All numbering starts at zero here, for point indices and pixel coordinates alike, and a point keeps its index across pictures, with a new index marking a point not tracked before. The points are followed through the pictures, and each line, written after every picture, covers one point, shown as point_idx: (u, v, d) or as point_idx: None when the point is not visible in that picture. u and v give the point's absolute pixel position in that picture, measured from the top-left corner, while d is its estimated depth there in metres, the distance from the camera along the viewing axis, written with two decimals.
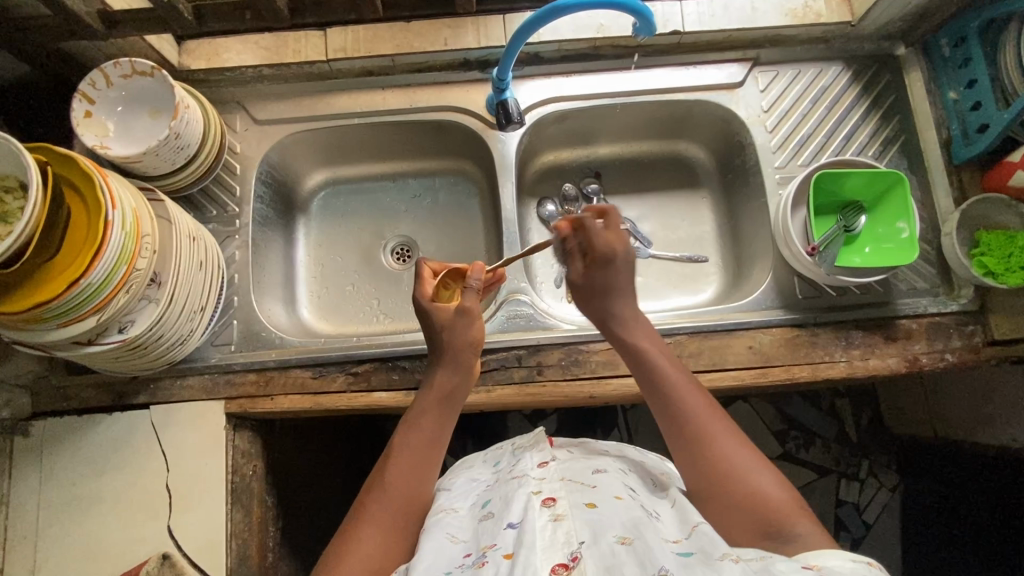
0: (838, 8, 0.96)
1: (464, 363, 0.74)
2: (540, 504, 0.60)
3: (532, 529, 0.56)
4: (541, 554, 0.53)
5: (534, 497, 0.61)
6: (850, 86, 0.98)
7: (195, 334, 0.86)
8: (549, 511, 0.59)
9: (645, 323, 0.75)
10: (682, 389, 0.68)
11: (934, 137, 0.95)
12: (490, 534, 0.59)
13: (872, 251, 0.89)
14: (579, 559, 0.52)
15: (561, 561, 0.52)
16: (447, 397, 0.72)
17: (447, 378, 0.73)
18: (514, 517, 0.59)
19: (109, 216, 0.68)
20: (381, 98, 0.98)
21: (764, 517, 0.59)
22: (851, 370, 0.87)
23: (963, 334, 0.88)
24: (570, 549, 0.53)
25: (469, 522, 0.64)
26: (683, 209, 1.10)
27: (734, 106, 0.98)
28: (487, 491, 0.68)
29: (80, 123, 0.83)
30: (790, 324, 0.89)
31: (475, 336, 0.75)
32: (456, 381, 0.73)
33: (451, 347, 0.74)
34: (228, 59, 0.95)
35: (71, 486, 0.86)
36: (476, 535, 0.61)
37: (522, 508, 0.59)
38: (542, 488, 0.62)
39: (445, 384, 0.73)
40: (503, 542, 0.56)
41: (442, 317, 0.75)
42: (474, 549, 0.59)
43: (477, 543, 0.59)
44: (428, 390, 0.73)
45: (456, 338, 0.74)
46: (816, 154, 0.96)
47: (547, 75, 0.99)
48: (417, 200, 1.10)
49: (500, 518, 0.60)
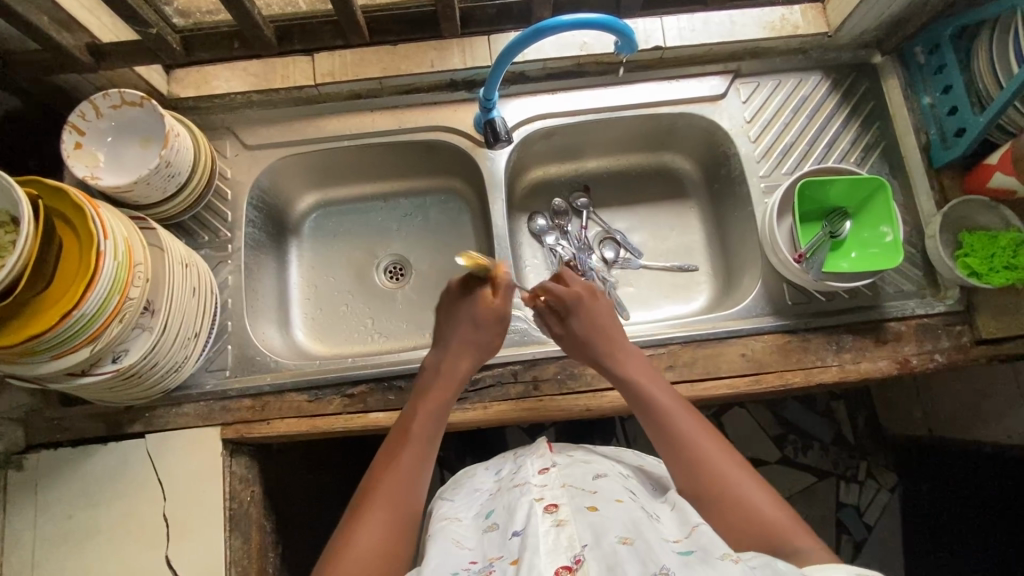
0: (815, 19, 0.98)
1: (481, 349, 0.81)
2: (543, 510, 0.60)
3: (535, 534, 0.57)
4: (545, 558, 0.53)
5: (537, 504, 0.61)
6: (830, 95, 1.01)
7: (189, 361, 0.87)
8: (552, 516, 0.59)
9: (633, 352, 0.80)
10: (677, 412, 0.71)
11: (913, 142, 0.97)
12: (497, 545, 0.60)
13: (859, 256, 0.90)
14: (582, 561, 0.53)
15: (565, 564, 0.53)
16: (457, 380, 0.79)
17: (464, 369, 0.80)
18: (519, 524, 0.60)
19: (102, 245, 0.70)
20: (370, 120, 0.99)
21: (765, 531, 0.61)
22: (843, 374, 0.88)
23: (951, 334, 0.90)
24: (573, 552, 0.54)
25: (474, 531, 0.66)
26: (672, 219, 1.11)
27: (717, 118, 1.00)
28: (490, 500, 0.69)
29: (70, 155, 0.83)
30: (780, 330, 0.90)
31: (496, 341, 0.82)
32: (470, 369, 0.80)
33: (476, 342, 0.81)
34: (217, 86, 0.95)
35: (67, 519, 0.85)
36: (481, 544, 0.62)
37: (525, 515, 0.60)
38: (545, 494, 0.63)
39: (461, 368, 0.79)
40: (509, 551, 0.57)
41: (486, 312, 0.81)
42: (481, 557, 0.60)
43: (482, 551, 0.61)
44: (441, 372, 0.79)
45: (483, 338, 0.81)
46: (800, 162, 0.98)
47: (533, 93, 1.00)
48: (409, 219, 1.11)
49: (506, 528, 0.61)
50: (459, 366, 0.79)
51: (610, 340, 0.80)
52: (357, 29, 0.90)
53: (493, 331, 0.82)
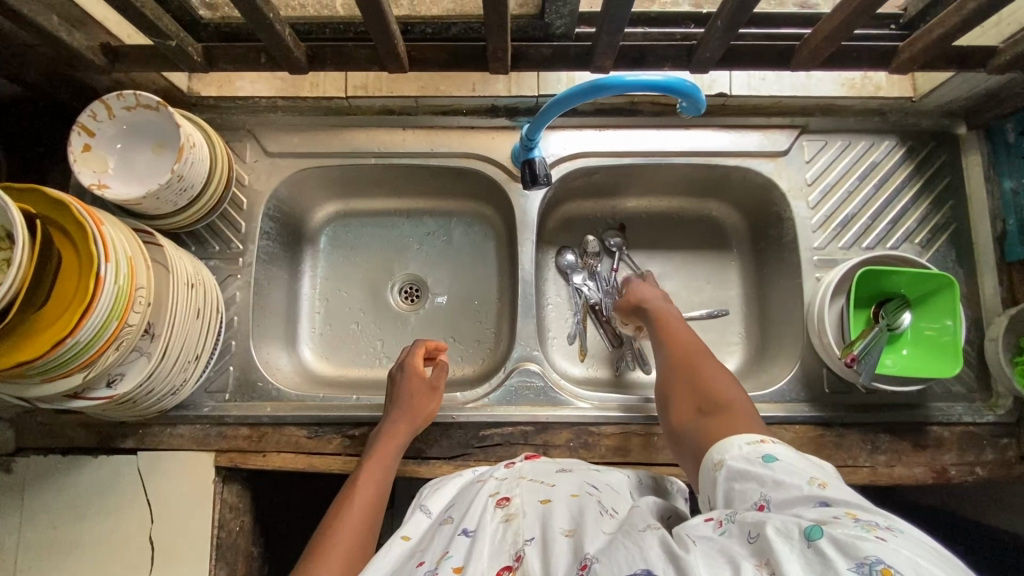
0: (900, 82, 0.89)
1: (416, 414, 0.80)
2: (495, 505, 0.61)
3: (483, 534, 0.57)
4: (487, 562, 0.53)
5: (490, 499, 0.63)
6: (903, 164, 0.91)
7: (187, 384, 0.82)
8: (502, 511, 0.60)
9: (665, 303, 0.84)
10: (677, 333, 0.77)
11: (987, 230, 0.89)
12: (445, 542, 0.59)
13: (911, 353, 0.82)
14: (522, 559, 0.52)
15: (506, 564, 0.53)
16: (399, 444, 0.78)
17: (404, 434, 0.79)
18: (471, 523, 0.59)
19: (103, 269, 0.65)
20: (401, 139, 0.92)
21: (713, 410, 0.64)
22: (874, 477, 0.82)
23: (996, 447, 0.84)
24: (515, 550, 0.54)
25: (431, 530, 0.65)
26: (710, 271, 1.03)
27: (776, 176, 0.92)
28: (458, 496, 0.69)
29: (77, 158, 0.76)
30: (814, 422, 0.84)
31: (433, 408, 0.82)
32: (406, 437, 0.79)
33: (411, 408, 0.80)
34: (241, 88, 0.89)
35: (50, 529, 0.82)
36: (434, 543, 0.61)
37: (478, 513, 0.60)
38: (501, 489, 0.64)
39: (398, 432, 0.79)
40: (456, 549, 0.56)
41: (418, 383, 0.82)
42: (430, 558, 0.58)
43: (432, 553, 0.59)
44: (383, 434, 0.79)
45: (419, 405, 0.80)
46: (858, 235, 0.90)
47: (579, 128, 0.92)
48: (431, 238, 1.05)
49: (458, 523, 0.60)
50: (395, 428, 0.79)
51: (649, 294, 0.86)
52: (395, 60, 0.73)
53: (427, 399, 0.82)
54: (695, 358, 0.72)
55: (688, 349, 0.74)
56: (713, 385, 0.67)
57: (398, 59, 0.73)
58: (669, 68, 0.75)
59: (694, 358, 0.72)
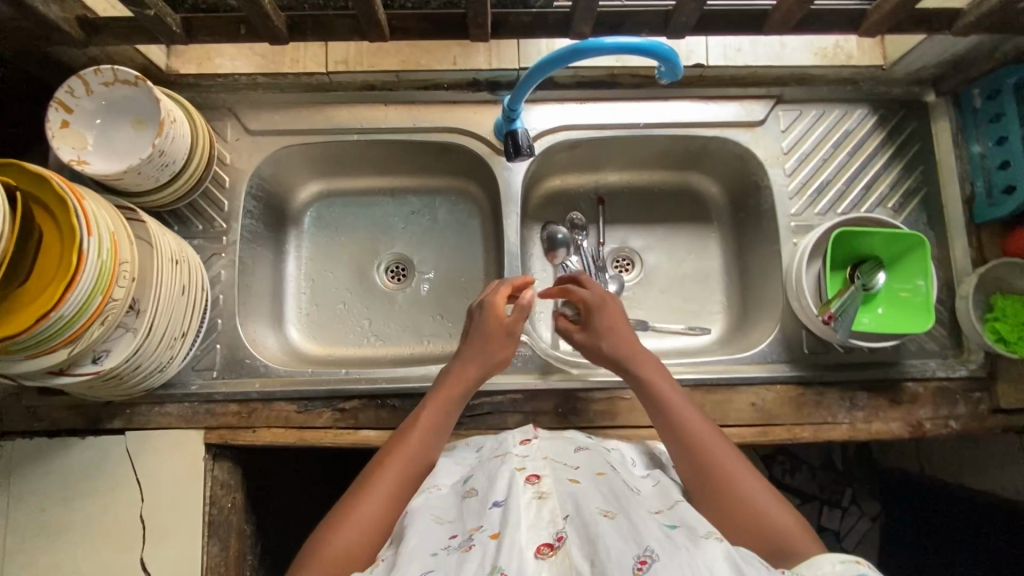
0: (870, 51, 0.92)
1: (490, 357, 0.76)
2: (524, 481, 0.59)
3: (517, 506, 0.55)
4: (527, 534, 0.52)
5: (518, 474, 0.61)
6: (875, 132, 0.94)
7: (174, 361, 0.82)
8: (533, 488, 0.58)
9: (651, 354, 0.75)
10: (682, 412, 0.68)
11: (956, 192, 0.92)
12: (476, 515, 0.57)
13: (886, 312, 0.84)
14: (565, 538, 0.51)
15: (547, 539, 0.51)
16: (467, 385, 0.74)
17: (474, 376, 0.75)
18: (500, 495, 0.58)
19: (85, 243, 0.65)
20: (384, 114, 0.92)
21: (761, 532, 0.59)
22: (853, 433, 0.85)
23: (968, 401, 0.87)
24: (555, 529, 0.53)
25: (450, 501, 0.63)
26: (691, 242, 1.05)
27: (753, 145, 0.94)
28: (471, 468, 0.68)
29: (55, 134, 0.75)
30: (794, 382, 0.86)
31: (506, 352, 0.77)
32: (477, 377, 0.75)
33: (484, 350, 0.75)
34: (221, 65, 0.89)
35: (39, 512, 0.82)
36: (461, 515, 0.59)
37: (506, 486, 0.59)
38: (526, 465, 0.63)
39: (466, 373, 0.74)
40: (489, 522, 0.55)
41: (495, 322, 0.76)
42: (460, 531, 0.57)
43: (463, 524, 0.57)
44: (451, 373, 0.75)
45: (492, 348, 0.76)
46: (834, 202, 0.93)
47: (560, 101, 0.93)
48: (415, 216, 1.05)
49: (486, 498, 0.59)
50: (467, 370, 0.75)
51: (631, 347, 0.74)
52: (375, 28, 0.74)
53: (504, 344, 0.77)
54: (712, 450, 0.65)
55: (701, 438, 0.66)
56: (749, 499, 0.61)
57: (377, 26, 0.74)
58: (645, 34, 0.76)
59: (712, 450, 0.65)
